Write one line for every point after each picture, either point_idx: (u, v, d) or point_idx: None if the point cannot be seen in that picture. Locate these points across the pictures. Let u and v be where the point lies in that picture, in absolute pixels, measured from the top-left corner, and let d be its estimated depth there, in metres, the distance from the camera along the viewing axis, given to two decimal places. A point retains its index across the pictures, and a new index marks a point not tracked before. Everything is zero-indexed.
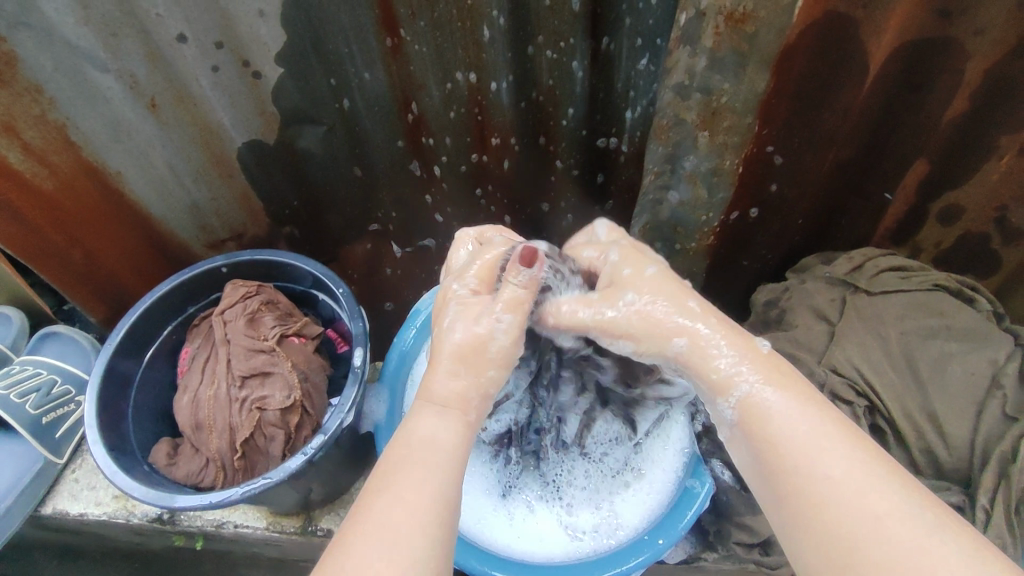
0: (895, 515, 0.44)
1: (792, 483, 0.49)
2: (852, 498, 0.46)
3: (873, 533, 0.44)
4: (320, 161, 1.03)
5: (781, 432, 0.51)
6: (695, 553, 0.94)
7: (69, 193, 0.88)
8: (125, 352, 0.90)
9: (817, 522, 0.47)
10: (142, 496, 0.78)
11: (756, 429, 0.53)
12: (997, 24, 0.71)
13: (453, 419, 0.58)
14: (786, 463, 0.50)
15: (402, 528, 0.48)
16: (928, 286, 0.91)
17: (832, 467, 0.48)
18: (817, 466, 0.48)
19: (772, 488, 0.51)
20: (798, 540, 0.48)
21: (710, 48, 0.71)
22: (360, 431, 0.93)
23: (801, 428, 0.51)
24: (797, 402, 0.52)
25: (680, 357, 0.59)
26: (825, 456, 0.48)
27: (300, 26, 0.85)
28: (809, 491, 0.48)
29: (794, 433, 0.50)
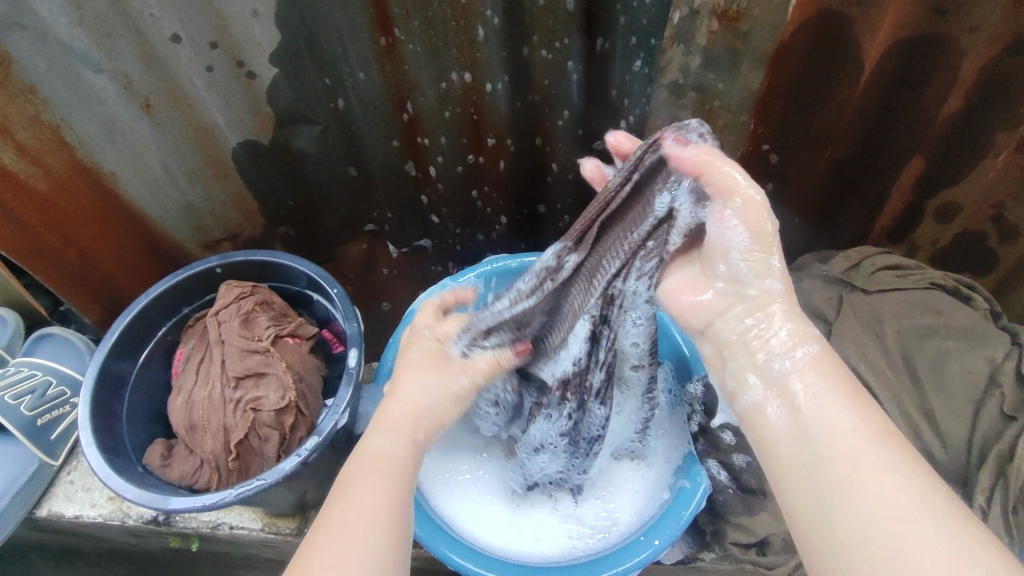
0: (930, 498, 0.48)
1: (830, 454, 0.52)
2: (891, 475, 0.49)
3: (909, 509, 0.47)
4: (315, 162, 1.03)
5: (825, 409, 0.54)
6: (693, 552, 0.93)
7: (63, 194, 0.88)
8: (119, 353, 0.90)
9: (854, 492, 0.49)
10: (135, 498, 0.78)
11: (796, 401, 0.56)
12: (991, 20, 0.70)
13: (403, 438, 0.62)
14: (827, 435, 0.53)
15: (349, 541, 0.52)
16: (924, 285, 0.91)
17: (871, 447, 0.51)
18: (873, 453, 0.51)
19: (806, 455, 0.53)
20: (827, 511, 0.50)
21: (704, 46, 0.72)
22: (355, 432, 0.94)
23: (848, 411, 0.54)
24: (840, 389, 0.55)
25: (769, 293, 0.61)
26: (867, 435, 0.51)
27: (295, 26, 0.84)
28: (851, 463, 0.50)
29: (839, 413, 0.54)
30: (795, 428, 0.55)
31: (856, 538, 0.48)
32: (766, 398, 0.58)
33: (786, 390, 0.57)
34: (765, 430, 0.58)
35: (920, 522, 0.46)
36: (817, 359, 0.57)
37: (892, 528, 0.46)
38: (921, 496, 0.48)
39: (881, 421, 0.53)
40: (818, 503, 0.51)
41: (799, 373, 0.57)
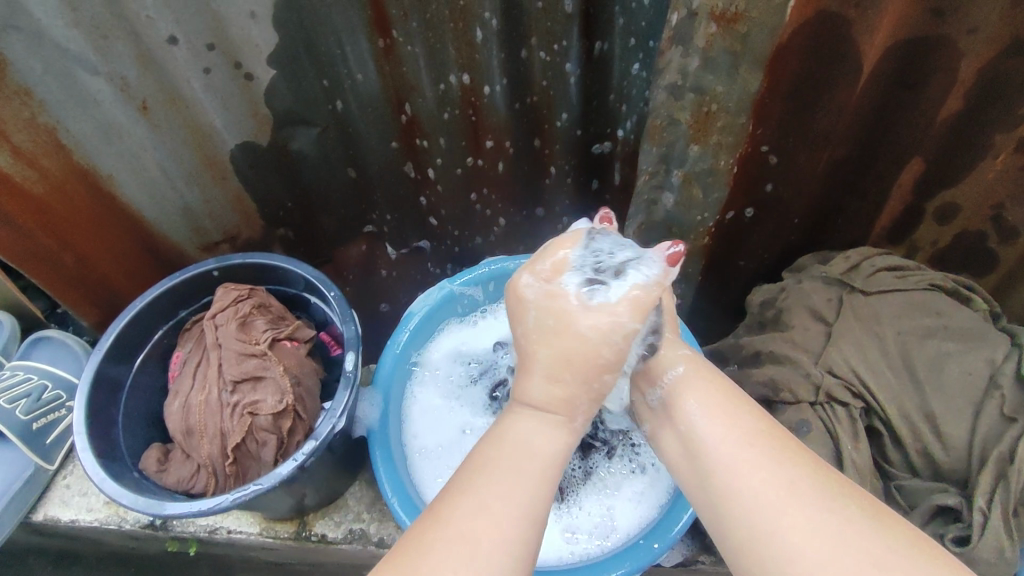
0: (799, 486, 0.51)
1: (711, 467, 0.56)
2: (762, 471, 0.52)
3: (779, 503, 0.50)
4: (313, 164, 1.02)
5: (701, 425, 0.59)
6: (692, 554, 0.92)
7: (60, 197, 0.88)
8: (115, 357, 0.90)
9: (731, 497, 0.53)
10: (131, 504, 0.77)
11: (681, 425, 0.61)
12: (990, 21, 0.70)
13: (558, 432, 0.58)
14: (708, 449, 0.57)
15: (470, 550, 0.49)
16: (923, 286, 0.91)
17: (745, 450, 0.55)
18: (736, 460, 0.54)
19: (697, 473, 0.57)
20: (717, 522, 0.53)
21: (703, 48, 0.71)
22: (353, 435, 0.92)
23: (720, 421, 0.58)
24: (717, 403, 0.60)
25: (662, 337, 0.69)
26: (737, 440, 0.55)
27: (292, 27, 0.84)
28: (726, 471, 0.54)
29: (713, 425, 0.58)
30: (687, 450, 0.60)
31: (744, 542, 0.50)
32: (665, 428, 0.64)
33: (674, 415, 0.62)
34: (669, 457, 0.62)
35: (790, 514, 0.49)
36: (691, 375, 0.64)
37: (767, 526, 0.49)
38: (789, 485, 0.51)
39: (756, 420, 0.57)
40: (712, 515, 0.54)
41: (681, 396, 0.62)
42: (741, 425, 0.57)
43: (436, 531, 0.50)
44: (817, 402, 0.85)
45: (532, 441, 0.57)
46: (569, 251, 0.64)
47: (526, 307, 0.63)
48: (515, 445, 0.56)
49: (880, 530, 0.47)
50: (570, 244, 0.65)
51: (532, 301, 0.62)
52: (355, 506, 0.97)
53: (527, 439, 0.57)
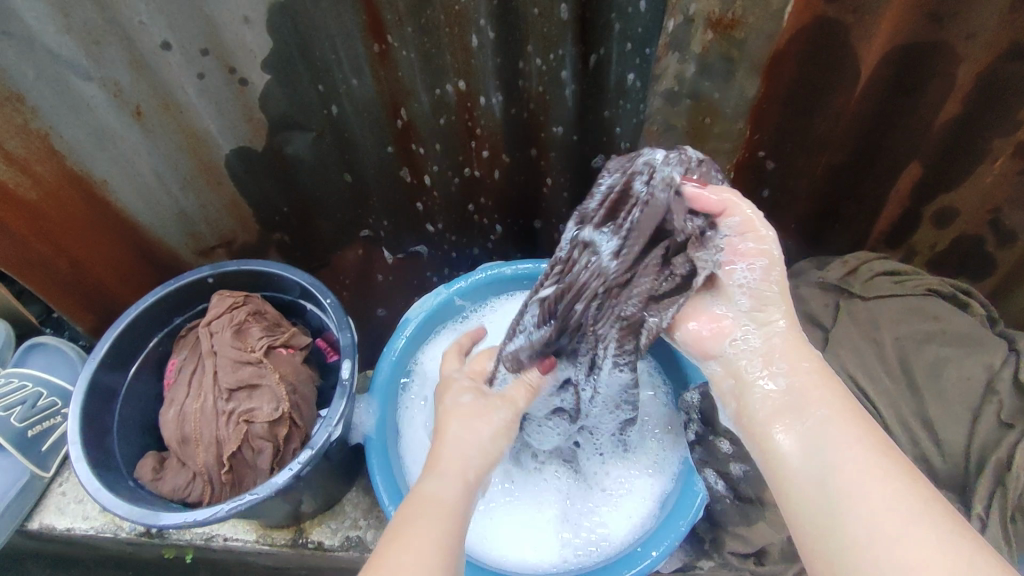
0: (930, 503, 0.50)
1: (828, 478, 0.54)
2: (893, 480, 0.52)
3: (908, 505, 0.50)
4: (309, 168, 1.02)
5: (836, 421, 0.58)
6: (690, 561, 0.92)
7: (53, 203, 0.87)
8: (109, 365, 0.89)
9: (855, 486, 0.52)
10: (125, 514, 0.77)
11: (813, 412, 0.59)
12: (988, 25, 0.70)
13: (453, 479, 0.61)
14: (838, 441, 0.56)
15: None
16: (920, 291, 0.91)
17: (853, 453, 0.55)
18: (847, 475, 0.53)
19: (817, 457, 0.56)
20: (824, 503, 0.53)
21: (699, 54, 0.71)
22: (349, 443, 0.91)
23: (856, 426, 0.57)
24: (850, 404, 0.59)
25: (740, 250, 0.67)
26: (879, 450, 0.55)
27: (287, 31, 0.83)
28: (859, 465, 0.54)
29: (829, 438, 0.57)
30: (810, 431, 0.58)
31: (852, 521, 0.51)
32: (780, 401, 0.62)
33: (797, 405, 0.60)
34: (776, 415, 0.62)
35: (921, 518, 0.49)
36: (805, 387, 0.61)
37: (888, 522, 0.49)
38: (922, 501, 0.50)
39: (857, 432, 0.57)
40: (822, 499, 0.54)
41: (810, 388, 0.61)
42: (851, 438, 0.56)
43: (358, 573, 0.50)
44: None
45: (441, 492, 0.59)
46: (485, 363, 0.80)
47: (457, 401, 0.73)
48: (431, 494, 0.59)
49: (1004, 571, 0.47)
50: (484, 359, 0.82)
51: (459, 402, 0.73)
52: (352, 513, 0.96)
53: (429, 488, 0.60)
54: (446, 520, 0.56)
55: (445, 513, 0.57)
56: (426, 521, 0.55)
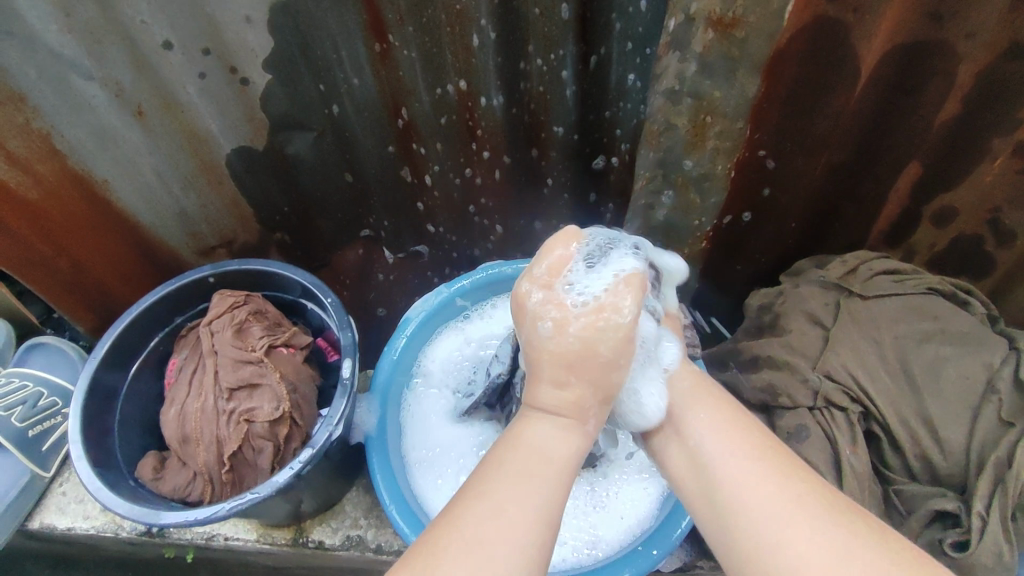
0: (802, 502, 0.51)
1: (715, 486, 0.55)
2: (766, 491, 0.52)
3: (784, 516, 0.50)
4: (310, 168, 1.02)
5: (708, 442, 0.58)
6: (690, 560, 0.93)
7: (54, 203, 0.87)
8: (110, 365, 0.89)
9: (736, 510, 0.52)
10: (126, 513, 0.77)
11: (690, 441, 0.60)
12: (987, 26, 0.70)
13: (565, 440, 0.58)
14: (713, 466, 0.57)
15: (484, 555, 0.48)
16: (921, 290, 0.90)
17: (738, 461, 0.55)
18: (733, 483, 0.54)
19: (703, 488, 0.57)
20: (723, 538, 0.53)
21: (700, 53, 0.71)
22: (352, 441, 0.91)
23: (728, 438, 0.58)
24: (719, 413, 0.60)
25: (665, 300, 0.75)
26: (748, 458, 0.55)
27: (288, 31, 0.83)
28: (736, 483, 0.54)
29: (715, 444, 0.58)
30: (691, 461, 0.59)
31: (747, 548, 0.51)
32: (670, 441, 0.62)
33: (677, 413, 0.62)
34: (672, 458, 0.62)
35: (795, 523, 0.49)
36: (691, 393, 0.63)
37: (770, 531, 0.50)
38: (795, 501, 0.51)
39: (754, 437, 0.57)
40: (720, 532, 0.53)
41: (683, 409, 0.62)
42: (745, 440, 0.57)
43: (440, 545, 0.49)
44: (816, 407, 0.85)
45: (543, 448, 0.56)
46: (568, 259, 0.63)
47: (537, 316, 0.61)
48: (531, 448, 0.56)
49: (887, 548, 0.48)
50: (565, 252, 0.64)
51: (542, 311, 0.61)
52: (352, 512, 0.96)
53: (541, 445, 0.56)
54: (548, 489, 0.53)
55: (542, 477, 0.54)
56: (514, 487, 0.53)
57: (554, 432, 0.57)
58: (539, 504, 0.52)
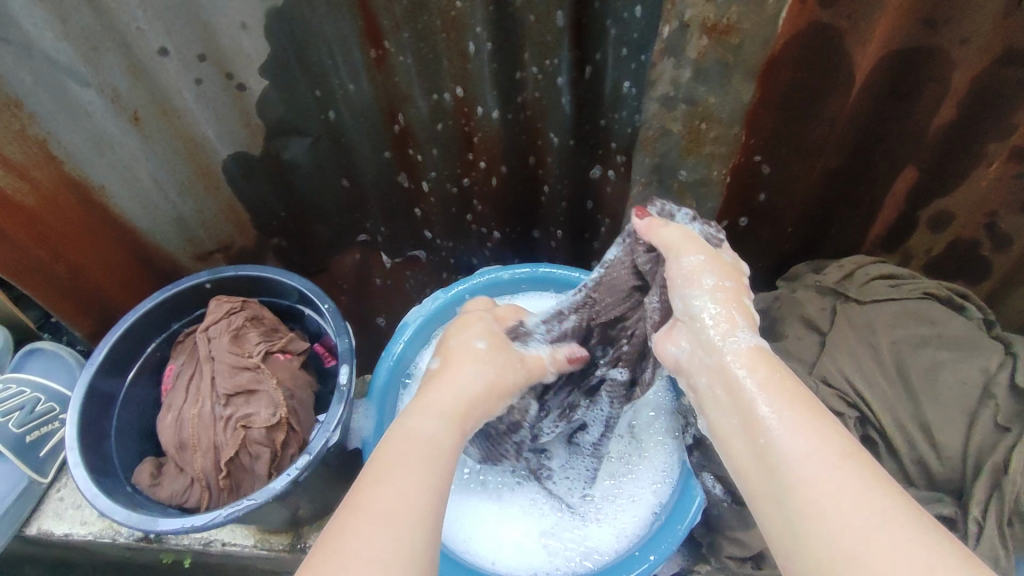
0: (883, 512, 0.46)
1: (790, 482, 0.51)
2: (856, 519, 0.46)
3: (866, 527, 0.45)
4: (307, 172, 1.02)
5: (783, 440, 0.53)
6: (689, 565, 0.94)
7: (51, 208, 0.87)
8: (107, 372, 0.89)
9: (814, 519, 0.48)
10: (123, 519, 0.77)
11: (759, 437, 0.55)
12: (981, 32, 0.70)
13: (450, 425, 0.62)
14: (788, 467, 0.52)
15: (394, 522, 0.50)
16: (917, 294, 0.91)
17: (818, 461, 0.50)
18: (813, 490, 0.49)
19: (772, 492, 0.52)
20: (794, 541, 0.49)
21: (694, 59, 0.71)
22: (348, 447, 0.92)
23: (803, 437, 0.53)
24: (798, 413, 0.55)
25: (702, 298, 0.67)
26: (828, 465, 0.50)
27: (284, 37, 0.84)
28: (818, 494, 0.49)
29: (795, 442, 0.53)
30: (760, 463, 0.54)
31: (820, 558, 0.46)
32: (737, 434, 0.58)
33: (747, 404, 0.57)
34: (732, 447, 0.58)
35: (879, 539, 0.45)
36: (765, 384, 0.58)
37: (852, 546, 0.45)
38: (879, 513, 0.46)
39: (841, 441, 0.52)
40: (786, 535, 0.50)
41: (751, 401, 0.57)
42: (827, 441, 0.52)
43: (352, 523, 0.50)
44: None
45: (432, 433, 0.60)
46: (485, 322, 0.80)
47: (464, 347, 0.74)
48: (418, 430, 0.60)
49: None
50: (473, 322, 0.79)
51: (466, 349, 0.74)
52: None
53: (415, 428, 0.60)
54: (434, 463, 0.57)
55: (431, 456, 0.57)
56: (413, 465, 0.55)
57: (440, 423, 0.62)
58: (430, 478, 0.55)
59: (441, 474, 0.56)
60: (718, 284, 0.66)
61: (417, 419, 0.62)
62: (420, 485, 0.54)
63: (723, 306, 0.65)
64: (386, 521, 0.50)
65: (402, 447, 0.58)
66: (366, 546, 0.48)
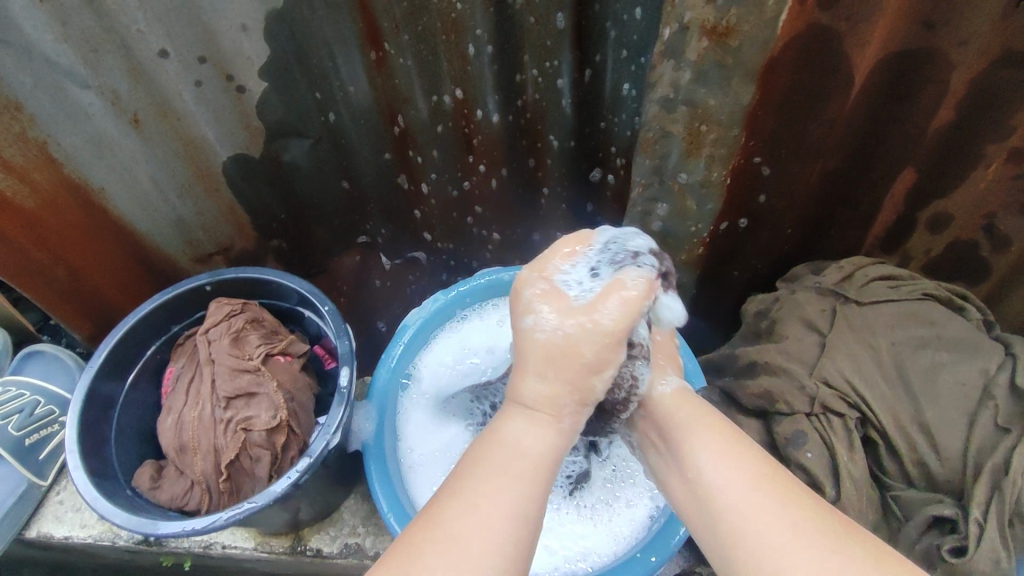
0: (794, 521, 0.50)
1: (716, 509, 0.55)
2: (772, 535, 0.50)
3: (778, 542, 0.49)
4: (306, 174, 1.03)
5: (707, 470, 0.58)
6: (690, 566, 0.93)
7: (51, 211, 0.86)
8: (107, 374, 0.89)
9: (737, 541, 0.52)
10: (123, 523, 0.77)
11: (688, 471, 0.59)
12: (980, 33, 0.70)
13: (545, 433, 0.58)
14: (713, 495, 0.56)
15: (487, 530, 0.49)
16: (917, 296, 0.91)
17: (736, 486, 0.55)
18: (731, 513, 0.53)
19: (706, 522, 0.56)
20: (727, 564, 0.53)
21: (694, 61, 0.71)
22: (348, 450, 0.92)
23: (723, 465, 0.57)
24: (717, 445, 0.59)
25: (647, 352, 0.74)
26: (742, 489, 0.54)
27: (284, 39, 0.84)
28: (737, 517, 0.53)
29: (716, 468, 0.57)
30: (693, 497, 0.58)
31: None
32: (674, 473, 0.62)
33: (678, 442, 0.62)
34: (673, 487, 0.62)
35: (788, 556, 0.48)
36: (692, 421, 0.63)
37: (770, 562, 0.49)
38: (790, 526, 0.50)
39: (757, 463, 0.56)
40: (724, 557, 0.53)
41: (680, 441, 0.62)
42: (743, 466, 0.56)
43: (442, 515, 0.50)
44: (811, 413, 0.85)
45: (523, 442, 0.57)
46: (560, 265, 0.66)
47: (529, 304, 0.63)
48: (515, 441, 0.57)
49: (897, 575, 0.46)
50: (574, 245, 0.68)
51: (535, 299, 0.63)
52: (350, 520, 0.96)
53: (517, 439, 0.57)
54: (532, 481, 0.54)
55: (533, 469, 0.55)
56: (518, 472, 0.54)
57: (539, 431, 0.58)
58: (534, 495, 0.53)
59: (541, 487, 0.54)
60: (650, 340, 0.73)
61: (515, 423, 0.59)
62: (503, 506, 0.51)
63: (654, 359, 0.71)
64: (479, 522, 0.49)
65: (506, 455, 0.55)
66: (459, 553, 0.47)
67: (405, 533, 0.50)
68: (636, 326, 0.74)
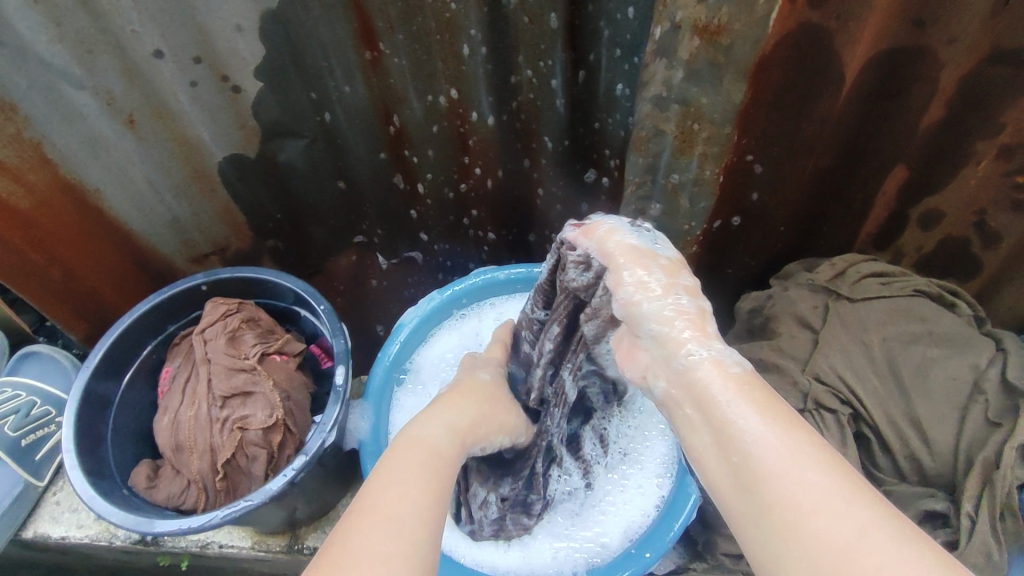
0: (850, 504, 0.44)
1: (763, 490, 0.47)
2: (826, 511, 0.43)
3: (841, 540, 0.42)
4: (301, 175, 1.02)
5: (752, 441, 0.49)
6: (684, 563, 0.94)
7: (46, 211, 0.87)
8: (103, 374, 0.89)
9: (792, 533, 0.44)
10: (119, 522, 0.77)
11: (732, 452, 0.50)
12: (968, 32, 0.71)
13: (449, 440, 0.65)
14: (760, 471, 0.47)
15: (399, 524, 0.50)
16: (908, 292, 0.92)
17: (786, 466, 0.46)
18: (781, 496, 0.45)
19: (750, 504, 0.47)
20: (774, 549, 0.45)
21: (686, 60, 0.72)
22: (344, 448, 0.92)
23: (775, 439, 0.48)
24: (767, 411, 0.50)
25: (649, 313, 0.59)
26: (799, 472, 0.46)
27: (278, 39, 0.84)
28: (790, 504, 0.45)
29: (767, 438, 0.48)
30: (732, 474, 0.49)
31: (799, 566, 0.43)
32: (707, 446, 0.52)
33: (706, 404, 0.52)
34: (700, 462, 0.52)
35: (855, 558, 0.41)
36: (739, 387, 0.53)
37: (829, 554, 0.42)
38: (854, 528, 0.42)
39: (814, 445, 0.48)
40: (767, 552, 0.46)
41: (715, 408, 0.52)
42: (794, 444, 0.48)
43: (354, 524, 0.49)
44: (806, 409, 0.86)
45: (425, 444, 0.62)
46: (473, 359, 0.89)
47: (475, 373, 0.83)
48: (414, 445, 0.62)
49: None
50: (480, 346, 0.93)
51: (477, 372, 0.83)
52: None
53: (426, 443, 0.63)
54: (431, 475, 0.57)
55: (428, 465, 0.59)
56: (414, 470, 0.57)
57: (442, 435, 0.65)
58: (435, 486, 0.56)
59: (442, 478, 0.58)
60: (626, 264, 0.62)
61: (419, 431, 0.65)
62: (408, 501, 0.53)
63: (634, 294, 0.60)
64: (388, 520, 0.50)
65: (405, 457, 0.59)
66: (369, 545, 0.47)
67: (320, 552, 0.48)
68: (610, 253, 0.63)
